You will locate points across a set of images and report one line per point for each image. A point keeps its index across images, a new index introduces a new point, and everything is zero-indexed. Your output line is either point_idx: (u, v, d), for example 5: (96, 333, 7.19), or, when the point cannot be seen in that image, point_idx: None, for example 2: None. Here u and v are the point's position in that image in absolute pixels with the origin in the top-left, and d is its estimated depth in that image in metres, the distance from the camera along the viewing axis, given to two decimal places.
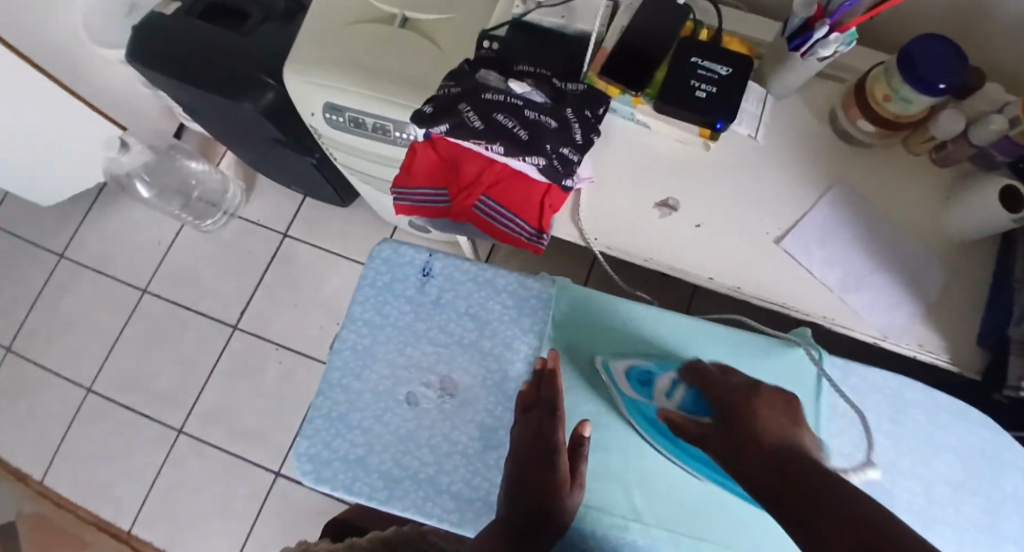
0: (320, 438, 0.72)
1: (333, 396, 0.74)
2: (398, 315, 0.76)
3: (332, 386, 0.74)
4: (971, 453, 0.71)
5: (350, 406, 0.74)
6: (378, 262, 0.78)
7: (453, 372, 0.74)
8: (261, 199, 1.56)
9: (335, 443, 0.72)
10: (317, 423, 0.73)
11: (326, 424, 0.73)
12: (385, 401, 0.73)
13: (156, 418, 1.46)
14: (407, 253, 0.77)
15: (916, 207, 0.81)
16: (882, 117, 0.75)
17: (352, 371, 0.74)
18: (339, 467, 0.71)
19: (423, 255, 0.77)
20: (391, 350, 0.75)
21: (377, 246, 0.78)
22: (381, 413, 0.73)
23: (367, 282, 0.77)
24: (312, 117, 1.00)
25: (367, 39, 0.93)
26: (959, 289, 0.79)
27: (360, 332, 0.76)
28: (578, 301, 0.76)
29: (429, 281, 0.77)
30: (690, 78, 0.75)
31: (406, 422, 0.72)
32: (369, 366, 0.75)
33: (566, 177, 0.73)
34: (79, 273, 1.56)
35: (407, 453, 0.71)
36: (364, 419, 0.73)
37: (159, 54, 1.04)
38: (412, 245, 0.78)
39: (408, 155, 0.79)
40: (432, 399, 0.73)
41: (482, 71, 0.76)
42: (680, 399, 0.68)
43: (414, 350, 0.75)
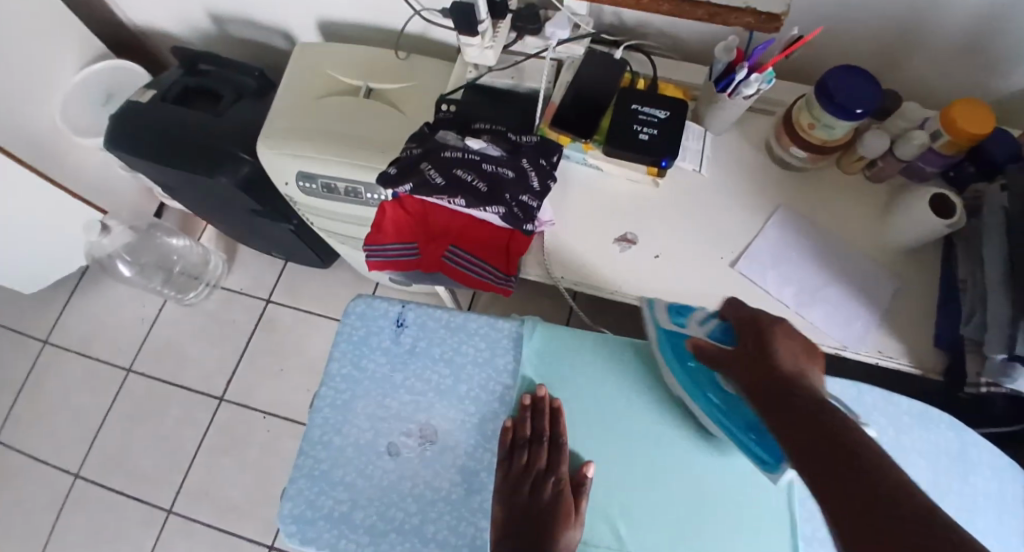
0: (304, 498, 0.73)
1: (315, 454, 0.75)
2: (375, 368, 0.78)
3: (314, 444, 0.75)
4: (938, 453, 0.73)
5: (333, 463, 0.75)
6: (353, 317, 0.81)
7: (432, 419, 0.76)
8: (243, 269, 1.59)
9: (319, 501, 0.73)
10: (301, 483, 0.74)
11: (309, 484, 0.74)
12: (367, 454, 0.75)
13: (146, 498, 1.44)
14: (381, 307, 0.81)
15: (858, 221, 0.85)
16: (812, 143, 0.80)
17: (332, 428, 0.76)
18: (325, 525, 0.72)
19: (396, 307, 0.81)
20: (370, 403, 0.77)
21: (352, 302, 0.82)
22: (363, 467, 0.74)
23: (343, 338, 0.80)
24: (286, 186, 1.04)
25: (334, 111, 1.00)
26: (911, 292, 0.81)
27: (339, 388, 0.78)
28: (553, 340, 0.80)
29: (403, 331, 0.79)
30: (632, 123, 0.82)
31: (388, 473, 0.74)
32: (349, 421, 0.76)
33: (527, 222, 0.78)
34: (64, 356, 1.57)
35: (391, 505, 0.73)
36: (347, 474, 0.74)
37: (138, 139, 1.10)
38: (385, 298, 0.81)
39: (377, 215, 0.83)
40: (413, 447, 0.75)
41: (441, 132, 0.82)
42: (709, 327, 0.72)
43: (392, 401, 0.77)
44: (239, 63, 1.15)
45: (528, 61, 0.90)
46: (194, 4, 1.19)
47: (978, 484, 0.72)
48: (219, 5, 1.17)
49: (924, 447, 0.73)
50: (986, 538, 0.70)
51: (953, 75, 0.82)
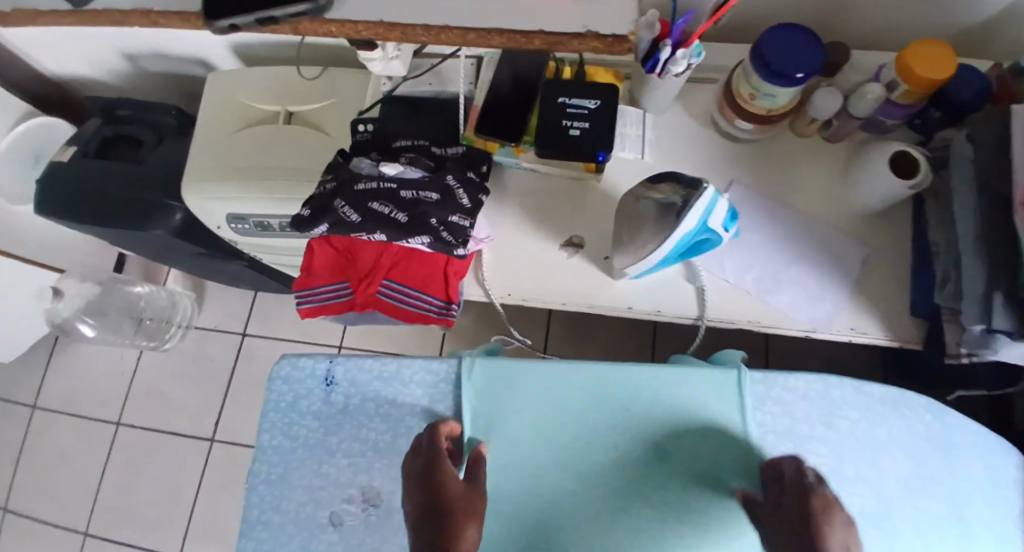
0: None
1: (256, 534, 0.69)
2: (308, 433, 0.71)
3: (252, 524, 0.70)
4: (918, 443, 0.67)
5: (275, 542, 0.69)
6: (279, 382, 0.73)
7: (374, 480, 0.69)
8: (214, 306, 1.55)
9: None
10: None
11: None
12: (309, 529, 0.69)
13: (154, 548, 1.44)
14: (306, 365, 0.72)
15: (817, 187, 0.78)
16: (756, 114, 0.73)
17: (270, 504, 0.70)
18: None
19: (323, 363, 0.72)
20: (307, 472, 0.70)
21: (274, 364, 0.73)
22: (308, 542, 0.69)
23: (269, 407, 0.72)
24: (220, 230, 0.99)
25: (254, 144, 0.93)
26: (880, 260, 0.75)
27: (272, 460, 0.71)
28: (492, 379, 0.70)
29: (333, 389, 0.71)
30: (561, 119, 0.75)
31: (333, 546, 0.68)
32: (287, 496, 0.70)
33: (459, 246, 0.72)
34: (53, 418, 1.55)
35: None
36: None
37: (63, 203, 1.05)
38: (310, 354, 0.72)
39: (307, 256, 0.78)
40: (357, 514, 0.69)
41: (356, 158, 0.75)
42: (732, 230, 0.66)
43: (330, 468, 0.70)
44: (154, 104, 1.10)
45: (444, 63, 0.84)
46: (101, 47, 1.12)
47: (962, 471, 0.67)
48: (125, 44, 1.10)
49: (897, 440, 0.67)
50: (976, 528, 0.65)
51: (907, 14, 0.74)
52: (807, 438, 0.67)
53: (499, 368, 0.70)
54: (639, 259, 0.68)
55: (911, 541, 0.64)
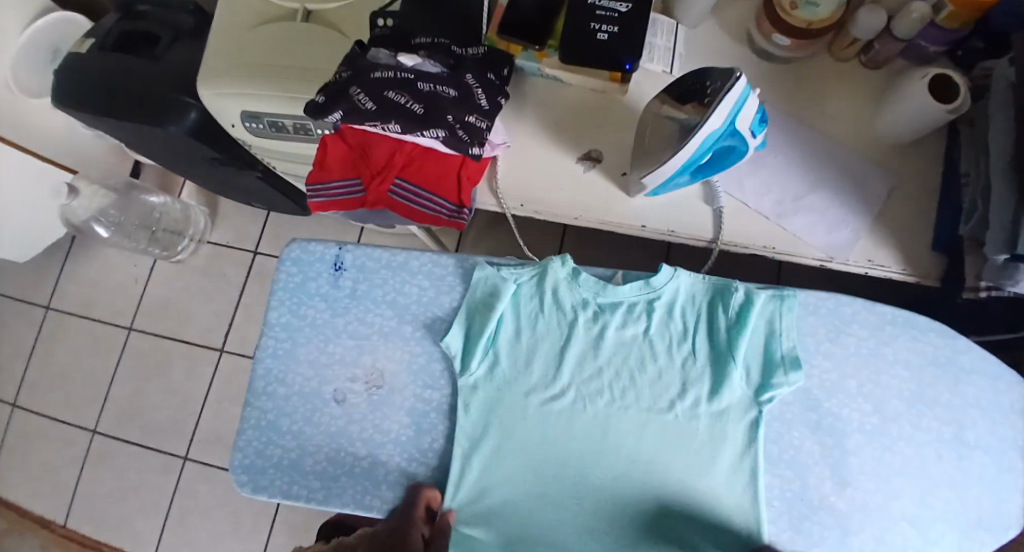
0: (252, 448, 0.67)
1: (260, 405, 0.68)
2: (315, 313, 0.69)
3: (257, 395, 0.68)
4: (925, 362, 0.66)
5: (279, 412, 0.68)
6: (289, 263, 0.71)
7: (378, 361, 0.67)
8: (226, 222, 1.55)
9: (268, 450, 0.67)
10: (249, 434, 0.67)
11: (257, 433, 0.67)
12: (312, 402, 0.67)
13: (161, 450, 1.48)
14: (315, 249, 0.70)
15: (850, 113, 0.74)
16: (794, 27, 0.69)
17: (275, 377, 0.68)
18: (275, 473, 0.66)
19: (332, 248, 0.70)
20: (313, 349, 0.68)
21: (285, 246, 0.71)
22: (310, 414, 0.67)
23: (278, 286, 0.70)
24: (233, 128, 0.97)
25: (270, 41, 0.90)
26: (907, 191, 0.72)
27: (279, 335, 0.69)
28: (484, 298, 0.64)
29: (341, 274, 0.69)
30: (589, 22, 0.72)
31: (335, 420, 0.66)
32: (293, 369, 0.68)
33: (474, 145, 0.70)
34: (67, 321, 1.59)
35: (341, 451, 0.65)
36: (295, 422, 0.67)
37: (83, 94, 1.05)
38: (320, 238, 0.70)
39: (318, 151, 0.77)
40: (360, 392, 0.66)
41: (374, 51, 0.73)
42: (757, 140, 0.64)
43: (335, 347, 0.68)
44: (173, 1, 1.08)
45: None
46: None
47: (969, 394, 0.65)
48: None
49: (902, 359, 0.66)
50: (978, 452, 0.65)
51: None
52: (813, 352, 0.66)
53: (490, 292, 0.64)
54: (656, 168, 0.64)
55: (908, 455, 0.64)
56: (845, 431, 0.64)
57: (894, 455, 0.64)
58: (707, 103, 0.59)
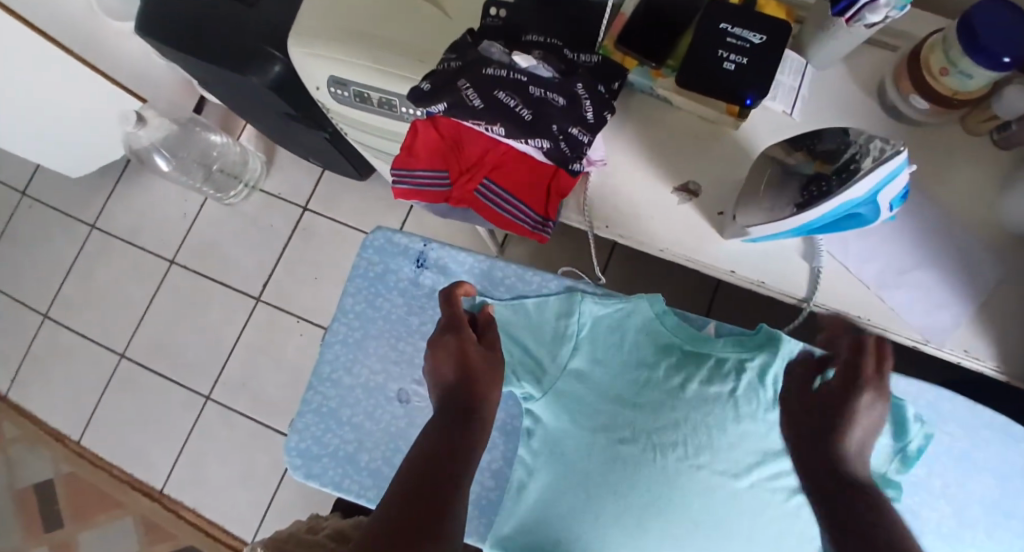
0: (310, 432, 0.74)
1: (324, 390, 0.75)
2: (391, 308, 0.75)
3: (324, 380, 0.75)
4: (1010, 471, 0.65)
5: (341, 401, 0.75)
6: (371, 251, 0.76)
7: None
8: (281, 173, 1.54)
9: (325, 438, 0.74)
10: (308, 418, 0.75)
11: (317, 419, 0.75)
12: (376, 397, 0.74)
13: (184, 386, 1.49)
14: (400, 243, 0.75)
15: (972, 190, 0.69)
16: (938, 93, 0.65)
17: (343, 366, 0.75)
18: (330, 461, 0.73)
19: (417, 244, 0.75)
20: (383, 343, 0.75)
21: (371, 233, 0.77)
22: (372, 410, 0.74)
23: (357, 273, 0.76)
24: (317, 91, 0.94)
25: (369, 8, 0.86)
26: (1016, 285, 0.67)
27: (352, 324, 0.76)
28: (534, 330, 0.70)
29: (424, 271, 0.75)
30: (717, 48, 0.66)
31: (396, 419, 0.73)
32: (360, 361, 0.75)
33: (575, 160, 0.69)
34: (111, 244, 1.59)
35: (396, 451, 0.72)
36: (355, 415, 0.74)
37: (166, 28, 1.02)
38: (406, 233, 0.75)
39: (408, 136, 0.74)
40: (424, 396, 0.73)
41: (486, 42, 0.68)
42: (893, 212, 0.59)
43: (406, 345, 0.74)
44: None
45: None
46: None
47: None
48: None
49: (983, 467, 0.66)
50: None
51: None
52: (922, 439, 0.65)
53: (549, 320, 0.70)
54: (771, 222, 0.62)
55: None
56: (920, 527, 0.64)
57: None
58: (836, 164, 0.56)
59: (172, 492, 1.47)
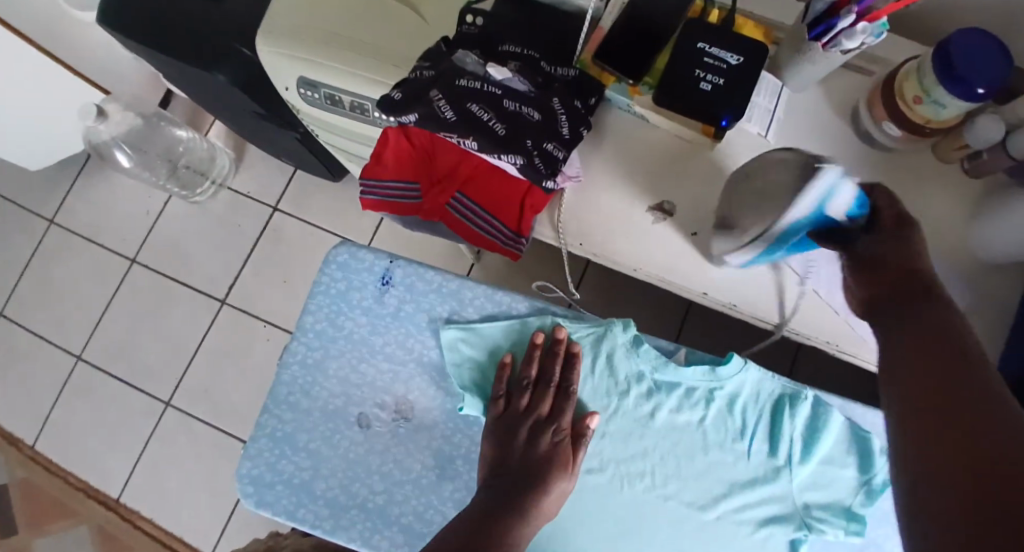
0: (264, 458, 0.72)
1: (280, 414, 0.73)
2: (353, 328, 0.73)
3: (280, 402, 0.73)
4: None
5: (297, 425, 0.73)
6: (333, 267, 0.74)
7: (409, 393, 0.72)
8: (250, 172, 1.49)
9: (280, 465, 0.72)
10: (262, 443, 0.73)
11: (271, 444, 0.73)
12: (336, 422, 0.73)
13: (144, 391, 1.44)
14: (365, 259, 0.73)
15: (942, 219, 0.70)
16: (912, 121, 0.64)
17: (301, 388, 0.73)
18: (283, 489, 0.72)
19: (382, 262, 0.73)
20: (344, 366, 0.73)
21: (332, 249, 0.74)
22: (331, 435, 0.72)
23: (319, 290, 0.74)
24: (287, 92, 0.91)
25: (342, 8, 0.84)
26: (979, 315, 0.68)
27: (311, 344, 0.74)
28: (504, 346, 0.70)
29: (388, 290, 0.73)
30: (694, 67, 0.66)
31: (356, 444, 0.72)
32: (320, 384, 0.73)
33: (548, 178, 0.65)
34: (69, 240, 1.53)
35: (355, 479, 0.71)
36: (312, 440, 0.73)
37: (129, 19, 0.98)
38: (371, 250, 0.74)
39: (378, 144, 0.72)
40: (386, 421, 0.72)
41: (462, 52, 0.67)
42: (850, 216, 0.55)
43: (369, 368, 0.73)
44: None
45: None
46: None
47: None
48: None
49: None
50: None
51: None
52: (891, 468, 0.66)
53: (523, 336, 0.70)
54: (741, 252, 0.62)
55: None
56: None
57: None
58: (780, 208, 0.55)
59: (129, 501, 1.42)
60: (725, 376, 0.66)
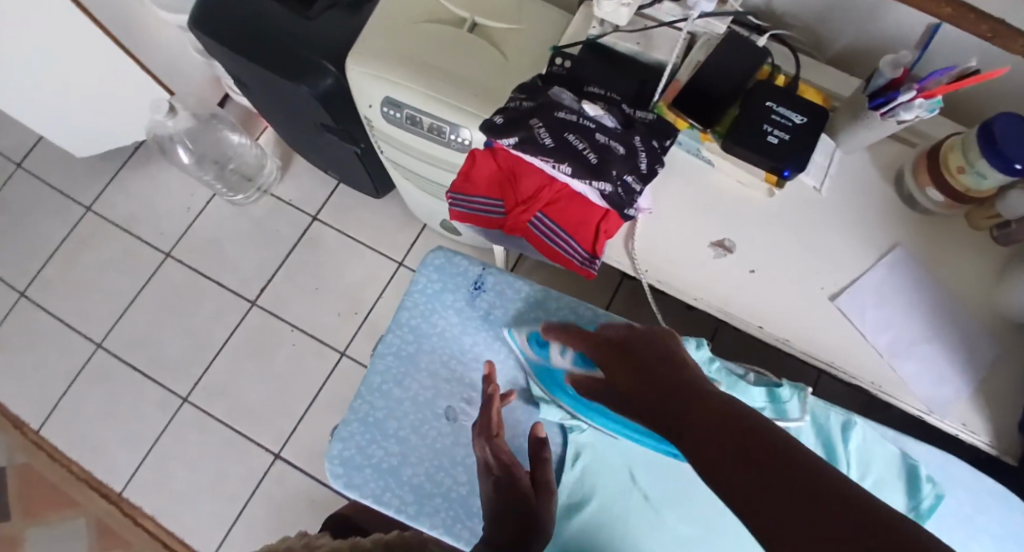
0: (354, 442, 0.80)
1: (372, 400, 0.81)
2: (445, 326, 0.83)
3: (373, 390, 0.82)
4: (1013, 540, 0.70)
5: (387, 412, 0.81)
6: (430, 268, 0.85)
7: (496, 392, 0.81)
8: (295, 181, 1.55)
9: (370, 449, 0.80)
10: (353, 426, 0.81)
11: (361, 429, 0.81)
12: (425, 413, 0.81)
13: (162, 385, 1.45)
14: (461, 264, 0.84)
15: (973, 281, 0.77)
16: (954, 189, 0.73)
17: (393, 379, 0.82)
18: (371, 473, 0.79)
19: (477, 268, 0.84)
20: (435, 361, 0.82)
21: (431, 253, 0.86)
22: (419, 425, 0.81)
23: (417, 288, 0.84)
24: (369, 109, 0.97)
25: (433, 40, 0.91)
26: (1008, 371, 0.75)
27: (406, 337, 0.83)
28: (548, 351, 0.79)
29: (480, 294, 0.83)
30: (763, 122, 0.74)
31: (443, 435, 0.80)
32: (411, 375, 0.82)
33: (628, 206, 0.72)
34: (104, 229, 1.56)
35: (441, 469, 0.79)
36: (401, 428, 0.81)
37: (217, 25, 1.03)
38: (466, 256, 0.85)
39: (468, 163, 0.79)
40: (472, 415, 0.81)
41: (556, 88, 0.75)
42: (573, 356, 0.73)
43: (458, 365, 0.82)
44: None
45: (659, 29, 0.81)
46: None
47: None
48: None
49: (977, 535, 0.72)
50: None
51: None
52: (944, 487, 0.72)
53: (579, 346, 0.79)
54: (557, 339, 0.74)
55: None
56: None
57: None
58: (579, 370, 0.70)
59: (131, 497, 1.40)
60: (783, 399, 0.73)
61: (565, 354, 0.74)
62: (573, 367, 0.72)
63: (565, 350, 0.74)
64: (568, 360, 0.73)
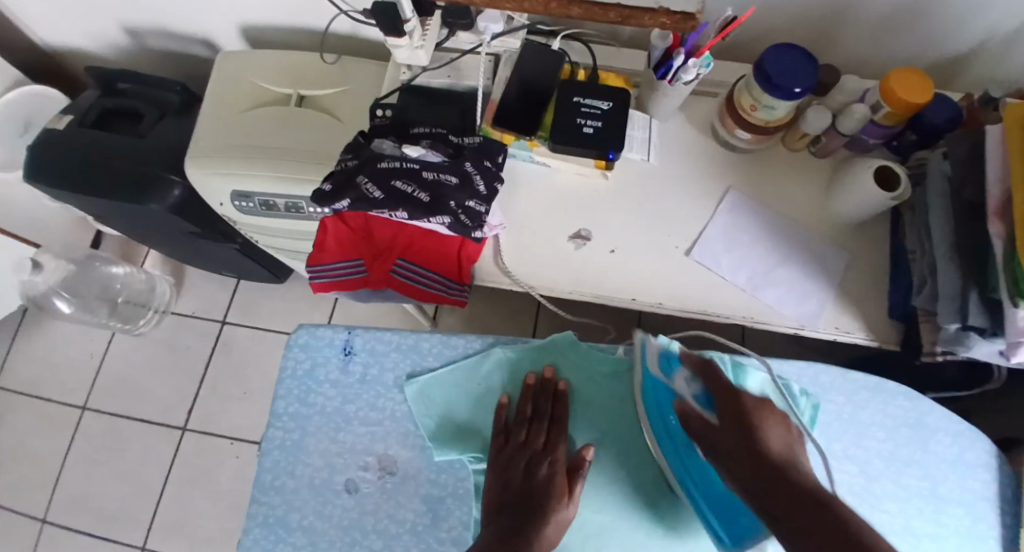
0: (260, 546, 0.80)
1: (268, 500, 0.81)
2: (324, 401, 0.84)
3: (266, 489, 0.82)
4: (897, 424, 0.77)
5: (287, 507, 0.81)
6: (297, 350, 0.86)
7: (390, 449, 0.82)
8: (193, 292, 1.53)
9: (277, 549, 0.80)
10: (257, 532, 0.80)
11: (266, 531, 0.80)
12: (325, 494, 0.81)
13: (113, 541, 1.38)
14: (325, 335, 0.86)
15: (805, 201, 0.84)
16: (754, 125, 0.79)
17: (284, 470, 0.82)
18: None
19: (342, 335, 0.86)
20: (323, 439, 0.83)
21: (294, 334, 0.87)
22: (323, 507, 0.81)
23: (287, 374, 0.85)
24: (222, 207, 0.98)
25: (263, 125, 0.93)
26: (860, 270, 0.81)
27: (288, 427, 0.84)
28: (430, 386, 0.82)
29: (351, 358, 0.85)
30: (575, 117, 0.79)
31: (348, 510, 0.80)
32: (303, 461, 0.82)
33: (476, 230, 0.75)
34: (13, 402, 1.49)
35: (354, 544, 0.79)
36: (305, 518, 0.81)
37: (51, 170, 1.02)
38: (329, 326, 0.86)
39: (319, 234, 0.82)
40: (372, 481, 0.81)
41: (378, 140, 0.79)
42: (695, 390, 0.69)
43: (346, 435, 0.83)
44: (158, 79, 1.07)
45: (462, 58, 0.85)
46: (103, 21, 1.09)
47: (937, 450, 0.77)
48: (130, 18, 1.06)
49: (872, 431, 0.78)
50: (949, 501, 0.75)
51: (890, 43, 0.82)
52: (829, 389, 0.78)
53: (462, 371, 0.83)
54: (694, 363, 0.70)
55: (894, 511, 0.75)
56: (840, 490, 0.75)
57: (880, 511, 0.75)
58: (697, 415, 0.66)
59: None
60: None
61: (689, 387, 0.69)
62: (692, 401, 0.68)
63: (692, 380, 0.70)
64: (692, 392, 0.69)
